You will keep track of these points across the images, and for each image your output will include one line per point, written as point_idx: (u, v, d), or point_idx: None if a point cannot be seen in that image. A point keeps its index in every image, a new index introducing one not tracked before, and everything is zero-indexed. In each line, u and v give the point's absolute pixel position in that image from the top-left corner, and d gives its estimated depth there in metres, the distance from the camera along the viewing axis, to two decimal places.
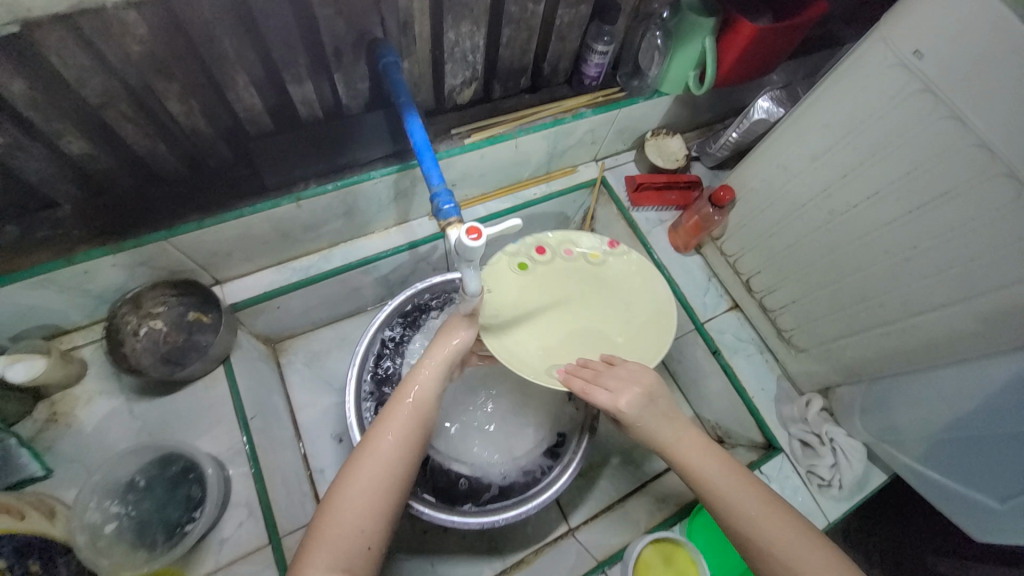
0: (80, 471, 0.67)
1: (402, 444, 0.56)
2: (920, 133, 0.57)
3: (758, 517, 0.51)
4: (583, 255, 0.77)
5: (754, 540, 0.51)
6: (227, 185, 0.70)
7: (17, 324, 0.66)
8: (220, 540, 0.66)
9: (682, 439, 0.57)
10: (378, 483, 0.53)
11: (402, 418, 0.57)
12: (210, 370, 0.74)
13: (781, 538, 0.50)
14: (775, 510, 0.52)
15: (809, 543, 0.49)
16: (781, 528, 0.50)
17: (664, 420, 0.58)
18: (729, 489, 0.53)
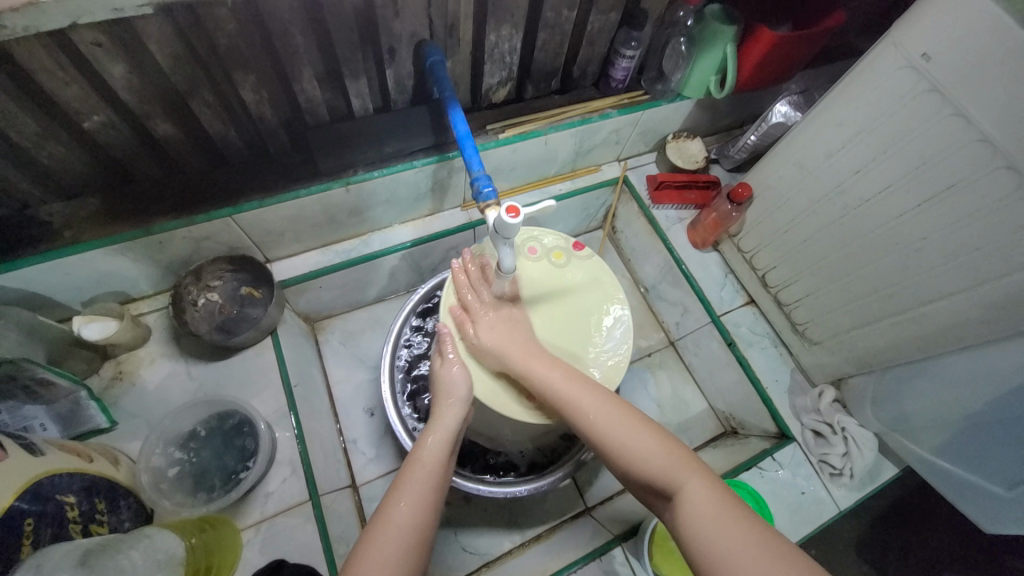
0: (141, 426, 0.73)
1: (417, 508, 0.55)
2: (928, 131, 0.61)
3: (569, 394, 0.61)
4: (548, 256, 0.80)
5: (612, 447, 0.58)
6: (284, 169, 0.77)
7: (93, 288, 0.73)
8: (265, 493, 0.71)
9: (516, 343, 0.67)
10: (400, 551, 0.52)
11: (417, 482, 0.57)
12: (259, 339, 0.81)
13: (634, 443, 0.57)
14: (584, 387, 0.62)
15: (612, 409, 0.60)
16: (594, 403, 0.60)
17: (502, 328, 0.69)
18: (545, 373, 0.63)
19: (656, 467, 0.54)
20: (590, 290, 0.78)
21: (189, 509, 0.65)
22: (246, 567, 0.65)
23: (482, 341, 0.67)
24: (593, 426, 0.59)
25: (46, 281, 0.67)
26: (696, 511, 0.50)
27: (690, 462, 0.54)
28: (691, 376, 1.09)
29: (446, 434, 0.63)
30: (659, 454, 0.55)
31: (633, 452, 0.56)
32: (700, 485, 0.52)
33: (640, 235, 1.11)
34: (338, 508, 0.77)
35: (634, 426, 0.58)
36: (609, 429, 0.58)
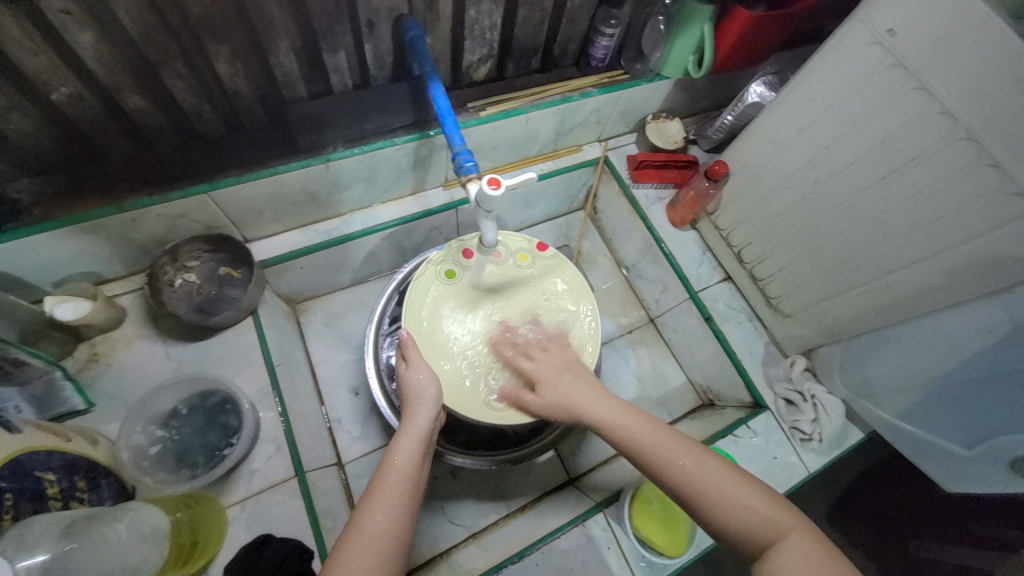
0: (118, 407, 0.72)
1: (393, 514, 0.55)
2: (894, 105, 0.64)
3: (657, 444, 0.58)
4: (513, 257, 0.82)
5: (709, 501, 0.53)
6: (262, 146, 0.76)
7: (64, 267, 0.71)
8: (250, 471, 0.71)
9: (580, 392, 0.64)
10: (376, 561, 0.51)
11: (390, 490, 0.56)
12: (240, 319, 0.80)
13: (727, 485, 0.53)
14: (670, 438, 0.58)
15: (703, 457, 0.56)
16: (682, 449, 0.57)
17: (564, 381, 0.66)
18: (627, 422, 0.61)
19: (755, 522, 0.51)
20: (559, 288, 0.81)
21: (173, 485, 0.65)
22: (232, 543, 0.66)
23: (545, 402, 0.66)
24: (689, 482, 0.54)
25: (14, 261, 0.65)
26: (804, 569, 0.47)
27: (793, 515, 0.51)
28: (671, 352, 1.12)
29: (418, 435, 0.62)
30: (757, 505, 0.52)
31: (734, 509, 0.52)
32: (806, 542, 0.49)
33: (621, 215, 1.13)
34: (325, 484, 0.78)
35: (729, 476, 0.54)
36: (710, 490, 0.53)
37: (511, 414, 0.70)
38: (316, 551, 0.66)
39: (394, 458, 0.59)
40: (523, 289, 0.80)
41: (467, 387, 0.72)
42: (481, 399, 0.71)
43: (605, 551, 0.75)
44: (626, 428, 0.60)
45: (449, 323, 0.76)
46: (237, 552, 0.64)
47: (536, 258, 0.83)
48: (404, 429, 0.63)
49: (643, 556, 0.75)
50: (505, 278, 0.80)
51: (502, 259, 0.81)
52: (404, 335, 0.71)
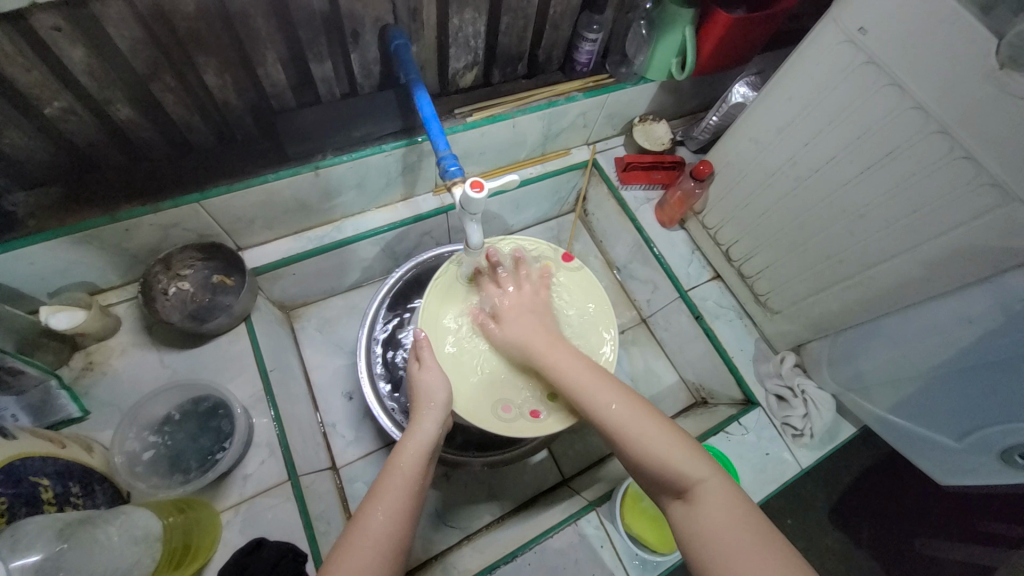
0: (112, 414, 0.73)
1: (394, 517, 0.55)
2: (868, 101, 0.65)
3: (588, 389, 0.63)
4: (535, 266, 0.83)
5: (630, 440, 0.58)
6: (253, 156, 0.78)
7: (60, 278, 0.72)
8: (243, 475, 0.72)
9: (538, 335, 0.70)
10: (377, 562, 0.52)
11: (393, 491, 0.57)
12: (233, 325, 0.81)
13: (647, 432, 0.58)
14: (602, 382, 0.64)
15: (632, 407, 0.60)
16: (615, 396, 0.62)
17: (525, 320, 0.73)
18: (567, 363, 0.67)
19: (672, 465, 0.55)
20: (580, 298, 0.82)
21: (166, 489, 0.65)
22: (226, 547, 0.66)
23: (505, 335, 0.72)
24: (611, 420, 0.60)
25: (10, 272, 0.66)
26: (713, 509, 0.51)
27: (709, 467, 0.55)
28: (663, 351, 1.13)
29: (423, 440, 0.63)
30: (673, 454, 0.56)
31: (649, 452, 0.57)
32: (719, 492, 0.52)
33: (611, 217, 1.14)
34: (318, 488, 0.79)
35: (656, 426, 0.59)
36: (629, 432, 0.58)
37: (518, 425, 0.70)
38: (309, 554, 0.67)
39: (400, 462, 0.60)
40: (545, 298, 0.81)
41: (474, 397, 0.72)
42: (488, 409, 0.71)
43: (598, 549, 0.75)
44: (564, 373, 0.66)
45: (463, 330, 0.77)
46: (230, 556, 0.65)
47: (560, 269, 0.83)
48: (410, 433, 0.63)
49: (636, 554, 0.75)
50: None
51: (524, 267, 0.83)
52: (418, 337, 0.72)
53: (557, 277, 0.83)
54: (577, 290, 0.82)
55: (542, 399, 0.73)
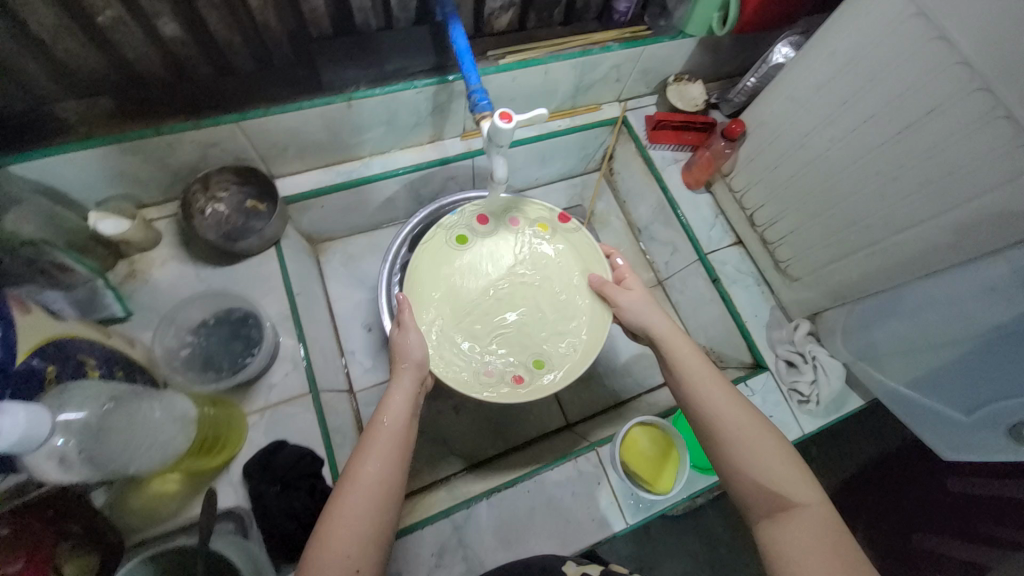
0: (151, 318, 0.78)
1: (381, 472, 0.58)
2: (914, 54, 0.63)
3: (709, 384, 0.65)
4: (531, 229, 0.87)
5: (738, 444, 0.60)
6: (288, 84, 0.79)
7: (108, 187, 0.77)
8: (268, 384, 0.77)
9: (663, 319, 0.74)
10: (366, 511, 0.55)
11: (383, 444, 0.60)
12: (264, 248, 0.85)
13: (759, 442, 0.60)
14: (720, 380, 0.65)
15: (748, 414, 0.62)
16: (732, 398, 0.64)
17: (649, 304, 0.76)
18: (685, 353, 0.69)
19: (778, 481, 0.58)
20: (571, 262, 0.85)
21: (200, 385, 0.71)
22: (251, 445, 0.72)
23: (628, 309, 0.76)
24: (721, 418, 0.62)
25: (64, 176, 0.71)
26: (807, 531, 0.54)
27: (815, 493, 0.57)
28: (677, 314, 1.14)
29: (404, 398, 0.65)
30: (779, 469, 0.58)
31: (755, 460, 0.59)
32: (818, 517, 0.55)
33: (636, 176, 1.14)
34: (336, 406, 0.84)
35: (767, 437, 0.60)
36: (746, 437, 0.60)
37: (499, 387, 0.75)
38: (325, 459, 0.72)
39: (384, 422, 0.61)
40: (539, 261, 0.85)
41: (457, 359, 0.76)
42: (470, 371, 0.75)
43: (595, 485, 0.79)
44: (685, 359, 0.68)
45: (451, 292, 0.81)
46: (254, 454, 0.71)
47: (556, 231, 0.87)
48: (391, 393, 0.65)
49: (632, 494, 0.79)
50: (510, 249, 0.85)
51: (520, 229, 0.87)
52: (402, 299, 0.73)
53: (554, 239, 0.86)
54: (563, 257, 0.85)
55: (524, 364, 0.77)
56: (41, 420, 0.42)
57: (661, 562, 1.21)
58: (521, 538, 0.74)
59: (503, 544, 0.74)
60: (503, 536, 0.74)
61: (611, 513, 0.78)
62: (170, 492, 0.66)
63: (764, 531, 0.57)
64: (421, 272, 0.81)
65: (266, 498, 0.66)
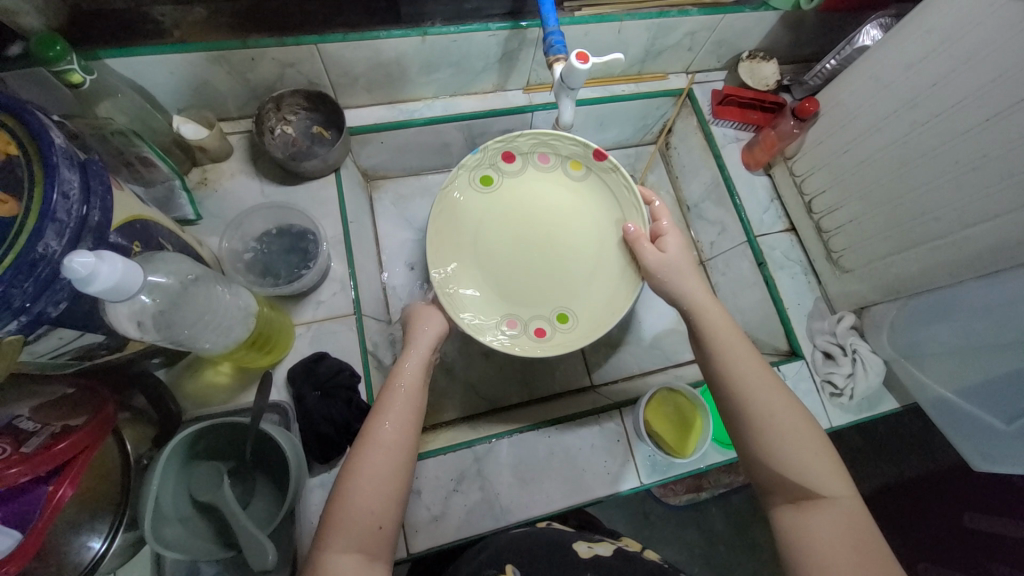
0: (217, 225, 0.83)
1: (400, 429, 0.60)
2: (1019, 36, 0.60)
3: (741, 370, 0.62)
4: (563, 165, 0.85)
5: (768, 433, 0.58)
6: (368, 12, 0.81)
7: (191, 95, 0.81)
8: (317, 301, 0.81)
9: (695, 288, 0.70)
10: (387, 467, 0.57)
11: (399, 403, 0.62)
12: (325, 173, 0.88)
13: (788, 431, 0.58)
14: (754, 363, 0.62)
15: (781, 401, 0.60)
16: (763, 382, 0.61)
17: (682, 271, 0.72)
18: (717, 332, 0.65)
19: (807, 474, 0.56)
20: (597, 204, 0.84)
21: (258, 288, 0.75)
22: (296, 353, 0.77)
23: (656, 273, 0.73)
24: (751, 407, 0.60)
25: (154, 77, 0.75)
26: (833, 526, 0.54)
27: (842, 486, 0.56)
28: (715, 296, 1.13)
29: (419, 362, 0.67)
30: (807, 462, 0.57)
31: (784, 451, 0.57)
32: (842, 514, 0.54)
33: (693, 151, 1.12)
34: (376, 332, 0.88)
35: (800, 428, 0.58)
36: (774, 429, 0.58)
37: (522, 339, 0.78)
38: (362, 376, 0.76)
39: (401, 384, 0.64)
40: (565, 203, 0.85)
41: (479, 307, 0.78)
42: (494, 323, 0.78)
43: (614, 441, 0.80)
44: (717, 339, 0.65)
45: (478, 233, 0.82)
46: (298, 361, 0.75)
47: (588, 169, 0.84)
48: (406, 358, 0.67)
49: (649, 455, 0.80)
50: (541, 187, 0.85)
51: (550, 166, 0.85)
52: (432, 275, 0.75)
53: (586, 179, 0.85)
54: (591, 198, 0.85)
55: (547, 317, 0.80)
56: (132, 276, 0.45)
57: (662, 539, 1.22)
58: (536, 479, 0.77)
59: (519, 481, 0.76)
60: (520, 474, 0.77)
61: (625, 471, 0.79)
62: (221, 385, 0.71)
63: (784, 518, 0.57)
64: (449, 208, 0.81)
65: (308, 400, 0.71)
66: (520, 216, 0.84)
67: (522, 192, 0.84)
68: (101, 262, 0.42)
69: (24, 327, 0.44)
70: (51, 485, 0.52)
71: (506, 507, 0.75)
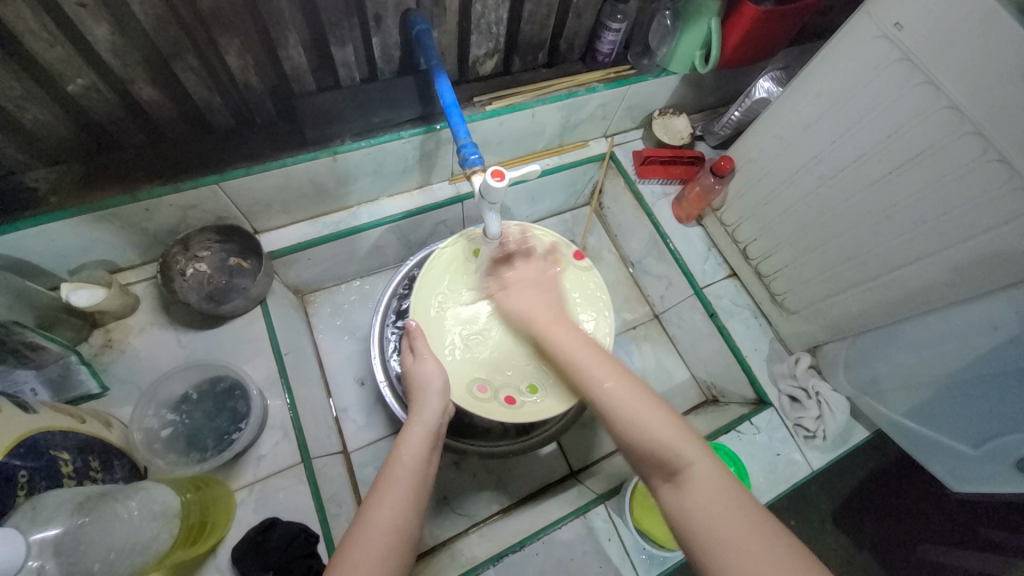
0: (130, 392, 0.74)
1: (399, 509, 0.56)
2: (902, 98, 0.63)
3: (586, 364, 0.63)
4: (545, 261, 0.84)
5: (626, 421, 0.56)
6: (271, 139, 0.77)
7: (81, 256, 0.73)
8: (257, 456, 0.73)
9: (541, 308, 0.71)
10: (380, 552, 0.52)
11: (396, 482, 0.58)
12: (249, 308, 0.81)
13: (640, 416, 0.56)
14: (598, 362, 0.63)
15: (628, 386, 0.59)
16: (612, 375, 0.61)
17: (530, 293, 0.73)
18: (563, 338, 0.67)
19: (668, 444, 0.53)
20: (582, 295, 0.82)
21: (183, 468, 0.66)
22: (240, 525, 0.68)
23: (509, 303, 0.73)
24: (607, 400, 0.59)
25: (33, 249, 0.67)
26: (701, 493, 0.49)
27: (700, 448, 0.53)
28: (675, 348, 1.13)
29: (425, 428, 0.64)
30: (666, 431, 0.54)
31: (641, 428, 0.55)
32: (710, 475, 0.51)
33: (627, 211, 1.13)
34: (331, 471, 0.80)
35: (647, 404, 0.57)
36: (626, 408, 0.57)
37: (489, 406, 0.72)
38: (321, 536, 0.68)
39: (402, 456, 0.60)
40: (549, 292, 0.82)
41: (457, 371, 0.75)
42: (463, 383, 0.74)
43: (605, 542, 0.76)
44: (562, 342, 0.66)
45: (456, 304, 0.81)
46: (244, 535, 0.67)
47: (570, 265, 0.84)
48: (409, 426, 0.65)
49: (643, 549, 0.77)
50: None
51: (531, 255, 0.84)
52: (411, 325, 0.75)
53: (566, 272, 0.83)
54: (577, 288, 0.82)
55: (518, 387, 0.75)
56: (13, 548, 0.38)
57: None
58: None
59: None
60: None
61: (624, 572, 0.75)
62: None
63: (666, 505, 0.52)
64: (428, 280, 0.82)
65: None
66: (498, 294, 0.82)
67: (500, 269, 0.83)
68: None
69: None
70: None
71: None
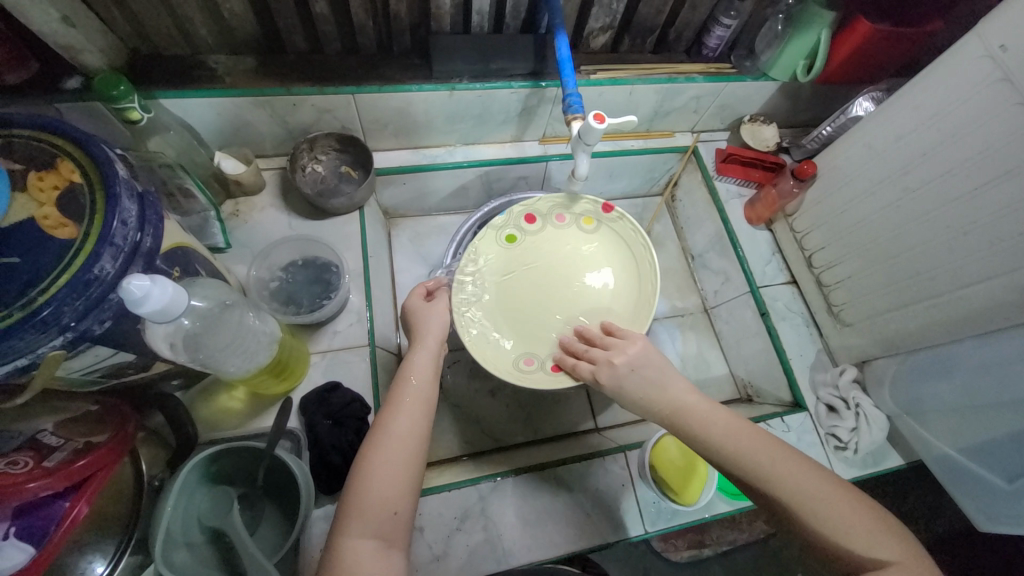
0: (245, 254, 0.87)
1: (412, 425, 0.60)
2: (997, 117, 0.65)
3: (737, 438, 0.55)
4: (576, 221, 0.84)
5: (800, 509, 0.50)
6: (400, 67, 0.88)
7: (234, 135, 0.87)
8: (333, 331, 0.83)
9: (655, 388, 0.62)
10: (400, 460, 0.57)
11: (410, 402, 0.62)
12: (350, 210, 0.93)
13: (819, 502, 0.50)
14: (745, 437, 0.55)
15: (800, 468, 0.52)
16: (774, 454, 0.53)
17: (637, 374, 0.64)
18: (693, 406, 0.59)
19: (856, 541, 0.48)
20: (619, 254, 0.82)
21: (280, 316, 0.79)
22: (310, 381, 0.79)
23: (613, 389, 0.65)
24: (776, 483, 0.52)
25: (202, 117, 0.82)
26: None
27: (899, 544, 0.47)
28: (719, 343, 1.15)
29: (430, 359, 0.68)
30: (852, 522, 0.48)
31: (824, 519, 0.49)
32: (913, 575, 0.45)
33: (698, 205, 1.17)
34: (387, 364, 0.90)
35: (827, 489, 0.50)
36: (802, 498, 0.50)
37: (537, 376, 0.73)
38: (372, 406, 0.77)
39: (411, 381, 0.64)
40: (587, 258, 0.82)
41: (492, 346, 0.75)
42: (508, 356, 0.75)
43: (619, 486, 0.81)
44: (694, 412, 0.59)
45: (482, 278, 0.80)
46: (312, 389, 0.77)
47: (602, 224, 0.84)
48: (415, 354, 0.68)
49: (653, 503, 0.80)
50: (564, 238, 0.83)
51: (566, 223, 0.84)
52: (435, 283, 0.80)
53: (599, 232, 0.84)
54: (617, 246, 0.82)
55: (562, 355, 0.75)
56: (178, 300, 0.48)
57: None
58: (540, 521, 0.76)
59: (522, 522, 0.76)
60: (524, 516, 0.76)
61: (631, 517, 0.79)
62: (234, 410, 0.73)
63: None
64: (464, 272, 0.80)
65: (319, 429, 0.71)
66: (532, 272, 0.81)
67: (539, 246, 0.83)
68: (154, 286, 0.45)
69: (70, 342, 0.47)
70: (67, 502, 0.53)
71: (508, 550, 0.74)
